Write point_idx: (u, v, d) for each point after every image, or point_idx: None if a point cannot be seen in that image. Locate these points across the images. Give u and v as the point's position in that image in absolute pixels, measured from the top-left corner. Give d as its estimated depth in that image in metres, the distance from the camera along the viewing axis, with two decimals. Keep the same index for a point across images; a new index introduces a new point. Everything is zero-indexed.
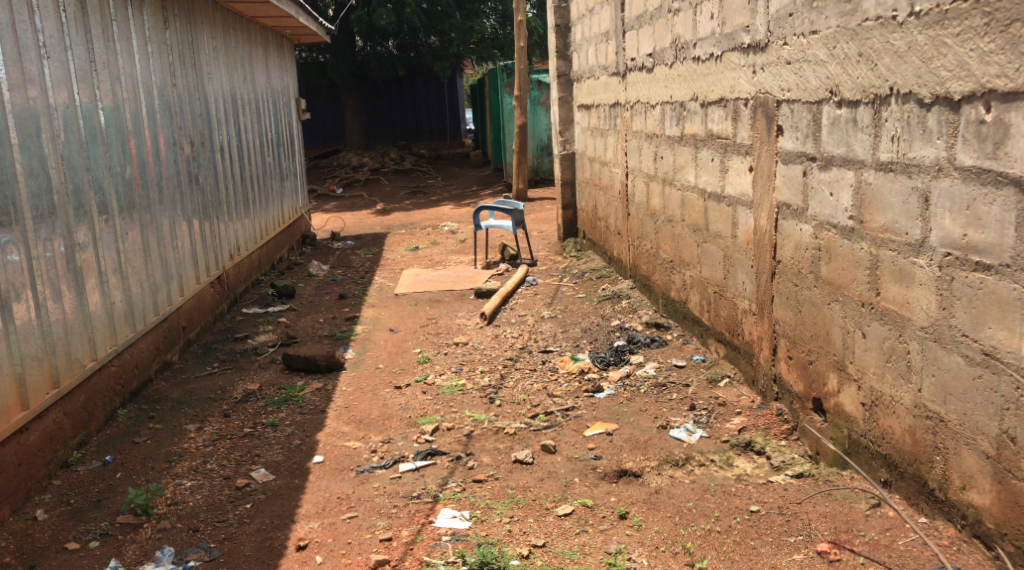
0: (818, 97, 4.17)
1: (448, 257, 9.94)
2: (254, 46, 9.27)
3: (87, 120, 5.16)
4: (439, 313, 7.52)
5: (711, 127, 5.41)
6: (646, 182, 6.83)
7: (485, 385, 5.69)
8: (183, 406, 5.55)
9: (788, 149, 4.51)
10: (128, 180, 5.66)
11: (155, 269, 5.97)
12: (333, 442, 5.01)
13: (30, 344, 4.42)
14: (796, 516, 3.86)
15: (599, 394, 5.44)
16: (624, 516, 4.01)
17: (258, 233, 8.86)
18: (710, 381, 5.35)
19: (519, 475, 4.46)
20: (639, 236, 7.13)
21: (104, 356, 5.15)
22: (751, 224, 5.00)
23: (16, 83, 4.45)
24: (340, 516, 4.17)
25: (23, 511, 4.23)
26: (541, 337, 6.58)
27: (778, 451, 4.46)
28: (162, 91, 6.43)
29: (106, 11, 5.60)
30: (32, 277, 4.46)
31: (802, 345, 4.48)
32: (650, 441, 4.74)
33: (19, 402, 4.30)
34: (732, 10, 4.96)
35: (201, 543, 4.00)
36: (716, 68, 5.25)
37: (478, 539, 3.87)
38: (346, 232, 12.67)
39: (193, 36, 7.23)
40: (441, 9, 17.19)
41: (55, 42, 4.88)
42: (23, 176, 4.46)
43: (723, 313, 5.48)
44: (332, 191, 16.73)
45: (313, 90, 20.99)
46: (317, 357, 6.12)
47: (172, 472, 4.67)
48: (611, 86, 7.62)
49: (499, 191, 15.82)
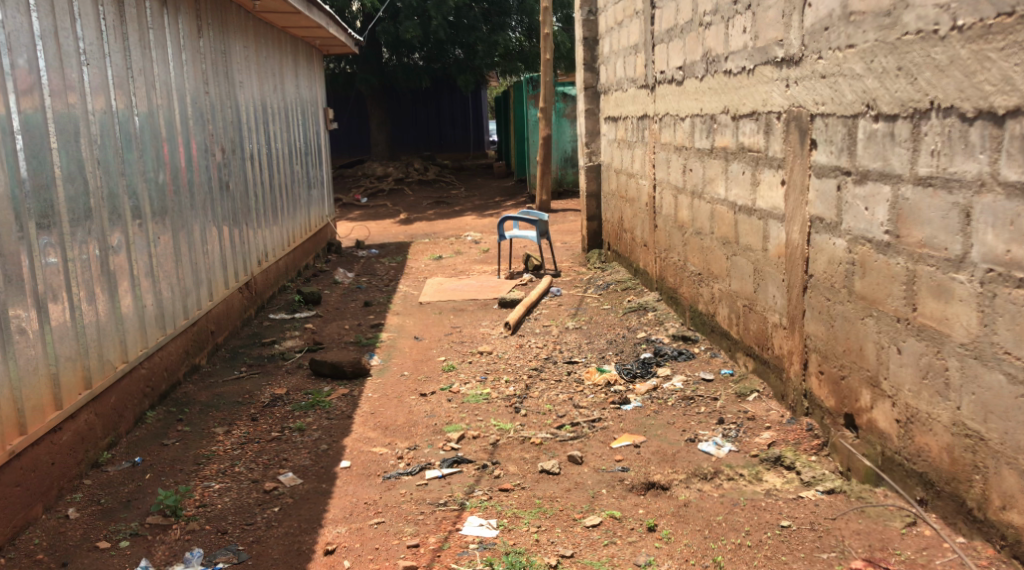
0: (854, 111, 4.15)
1: (472, 267, 9.94)
2: (286, 56, 9.37)
3: (122, 126, 5.21)
4: (463, 322, 7.52)
5: (743, 141, 5.40)
6: (674, 194, 6.82)
7: (510, 395, 5.69)
8: (211, 410, 5.58)
9: (822, 163, 4.48)
10: (160, 185, 5.70)
11: (185, 273, 6.01)
12: (360, 447, 5.01)
13: (64, 345, 4.44)
14: (830, 532, 3.83)
15: (625, 406, 5.41)
16: (652, 528, 3.99)
17: (286, 241, 8.94)
18: (738, 395, 5.32)
19: (545, 485, 4.45)
20: (666, 248, 7.12)
21: (135, 359, 5.18)
22: (783, 238, 4.98)
23: (56, 90, 4.50)
24: (367, 521, 4.17)
25: (55, 510, 4.26)
26: (566, 348, 6.57)
27: (809, 466, 4.41)
28: (195, 99, 6.47)
29: (143, 19, 5.65)
30: (68, 279, 4.50)
31: (834, 360, 4.45)
32: (678, 453, 4.72)
33: (53, 402, 4.34)
34: (766, 24, 4.95)
35: (229, 545, 4.01)
36: (749, 81, 5.24)
37: (506, 548, 3.87)
38: (369, 241, 12.69)
39: (226, 45, 7.31)
40: (467, 22, 17.35)
41: (94, 49, 4.94)
42: (61, 180, 4.49)
43: (753, 327, 5.44)
44: (355, 200, 16.82)
45: (340, 99, 21.17)
46: (343, 363, 6.13)
47: (200, 474, 4.69)
48: (639, 99, 7.63)
49: (522, 202, 15.82)
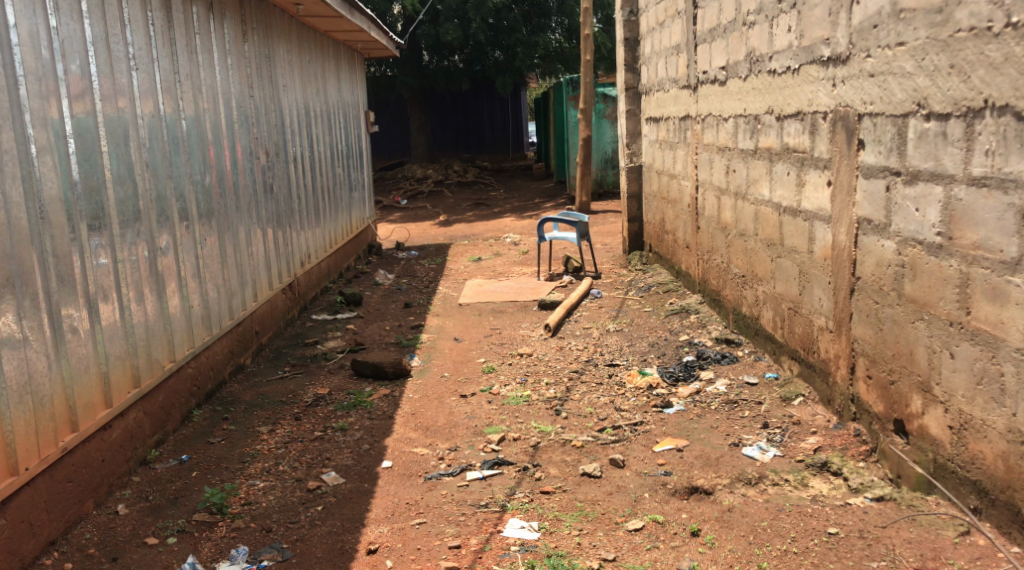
0: (904, 110, 4.06)
1: (512, 269, 9.92)
2: (328, 60, 9.44)
3: (170, 130, 5.27)
4: (503, 324, 7.50)
5: (788, 141, 5.32)
6: (717, 196, 6.74)
7: (551, 397, 5.66)
8: (256, 409, 5.62)
9: (870, 163, 4.40)
10: (207, 188, 5.76)
11: (230, 273, 6.08)
12: (402, 448, 5.02)
13: (114, 344, 4.50)
14: (879, 541, 3.76)
15: (668, 409, 5.36)
16: (696, 532, 3.93)
17: (328, 243, 9.00)
18: (783, 400, 5.24)
19: (587, 488, 4.41)
20: (709, 250, 7.04)
21: (182, 358, 5.24)
22: (829, 240, 4.89)
23: (107, 94, 4.56)
24: (409, 521, 4.17)
25: (105, 505, 4.32)
26: (607, 351, 6.53)
27: (857, 473, 4.32)
28: (240, 103, 6.54)
29: (190, 24, 5.72)
30: (117, 280, 4.56)
31: (883, 365, 4.36)
32: (722, 458, 4.66)
33: (103, 400, 4.39)
34: (812, 22, 4.87)
35: (274, 543, 4.03)
36: (794, 81, 5.16)
37: (548, 550, 3.84)
38: (410, 243, 12.73)
39: (270, 49, 7.38)
40: (508, 24, 17.30)
41: (143, 54, 5.01)
42: (111, 183, 4.56)
43: (798, 330, 5.36)
44: (395, 202, 16.91)
45: (381, 102, 21.31)
46: (385, 364, 6.14)
47: (245, 472, 4.72)
48: (681, 100, 7.56)
49: (562, 203, 15.78)
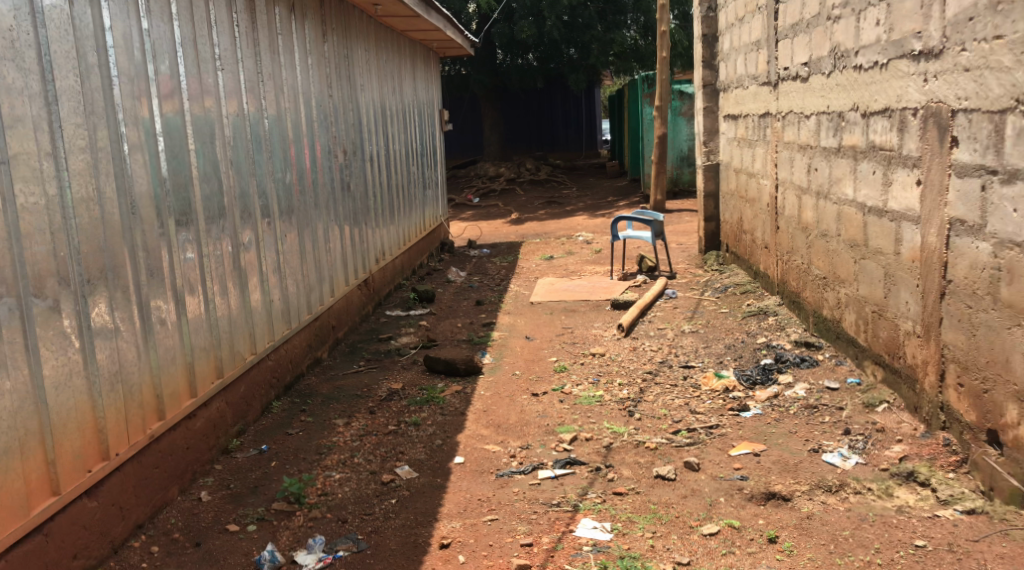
0: (1002, 106, 3.88)
1: (584, 268, 9.85)
2: (404, 59, 9.51)
3: (253, 128, 5.37)
4: (576, 323, 7.45)
5: (874, 139, 5.14)
6: (798, 195, 6.57)
7: (624, 398, 5.59)
8: (331, 402, 5.68)
9: (964, 161, 4.22)
10: (288, 186, 5.85)
11: (309, 269, 6.16)
12: (474, 444, 5.01)
13: (200, 337, 4.59)
14: (970, 555, 3.60)
15: (744, 413, 5.24)
16: (773, 539, 3.83)
17: (402, 240, 9.07)
18: (866, 406, 5.07)
19: (660, 491, 4.34)
20: (789, 251, 6.87)
21: (262, 351, 5.33)
22: (917, 241, 4.72)
23: (195, 94, 4.66)
24: (481, 518, 4.15)
25: (189, 492, 4.42)
26: (682, 352, 6.42)
27: (946, 483, 4.15)
28: (319, 102, 6.62)
29: (272, 25, 5.81)
30: (203, 274, 4.65)
31: (975, 372, 4.18)
32: (801, 464, 4.53)
33: (189, 390, 4.49)
34: (902, 15, 4.70)
35: (349, 534, 4.06)
36: (882, 76, 4.99)
37: (621, 551, 3.78)
38: (482, 241, 12.76)
39: (349, 49, 7.46)
40: (582, 21, 17.28)
41: (229, 55, 5.11)
42: (198, 179, 4.65)
43: (883, 334, 5.18)
44: (468, 200, 16.98)
45: (455, 101, 21.43)
46: (457, 360, 6.15)
47: (322, 464, 4.78)
48: (761, 97, 7.40)
49: (636, 202, 15.63)
